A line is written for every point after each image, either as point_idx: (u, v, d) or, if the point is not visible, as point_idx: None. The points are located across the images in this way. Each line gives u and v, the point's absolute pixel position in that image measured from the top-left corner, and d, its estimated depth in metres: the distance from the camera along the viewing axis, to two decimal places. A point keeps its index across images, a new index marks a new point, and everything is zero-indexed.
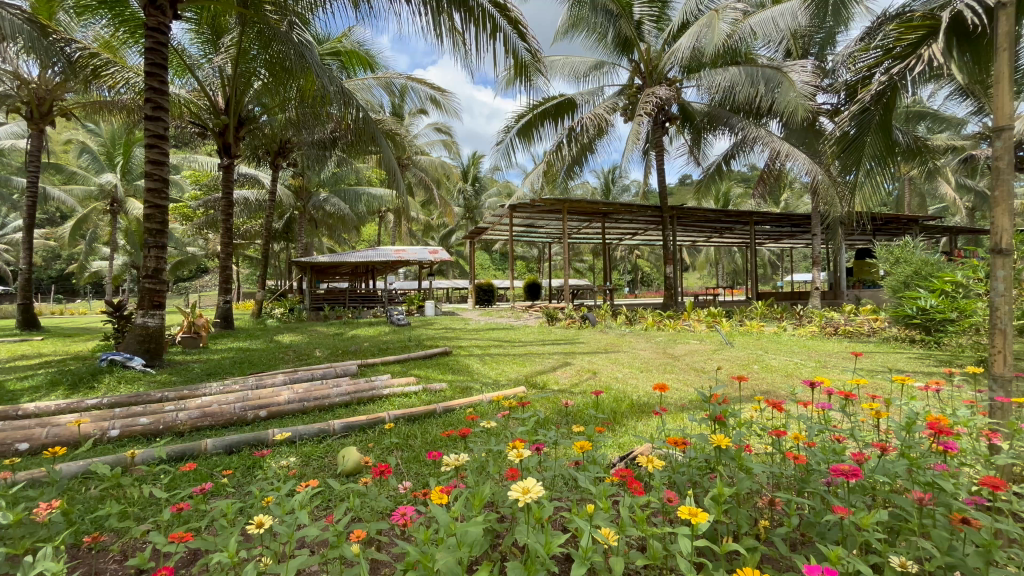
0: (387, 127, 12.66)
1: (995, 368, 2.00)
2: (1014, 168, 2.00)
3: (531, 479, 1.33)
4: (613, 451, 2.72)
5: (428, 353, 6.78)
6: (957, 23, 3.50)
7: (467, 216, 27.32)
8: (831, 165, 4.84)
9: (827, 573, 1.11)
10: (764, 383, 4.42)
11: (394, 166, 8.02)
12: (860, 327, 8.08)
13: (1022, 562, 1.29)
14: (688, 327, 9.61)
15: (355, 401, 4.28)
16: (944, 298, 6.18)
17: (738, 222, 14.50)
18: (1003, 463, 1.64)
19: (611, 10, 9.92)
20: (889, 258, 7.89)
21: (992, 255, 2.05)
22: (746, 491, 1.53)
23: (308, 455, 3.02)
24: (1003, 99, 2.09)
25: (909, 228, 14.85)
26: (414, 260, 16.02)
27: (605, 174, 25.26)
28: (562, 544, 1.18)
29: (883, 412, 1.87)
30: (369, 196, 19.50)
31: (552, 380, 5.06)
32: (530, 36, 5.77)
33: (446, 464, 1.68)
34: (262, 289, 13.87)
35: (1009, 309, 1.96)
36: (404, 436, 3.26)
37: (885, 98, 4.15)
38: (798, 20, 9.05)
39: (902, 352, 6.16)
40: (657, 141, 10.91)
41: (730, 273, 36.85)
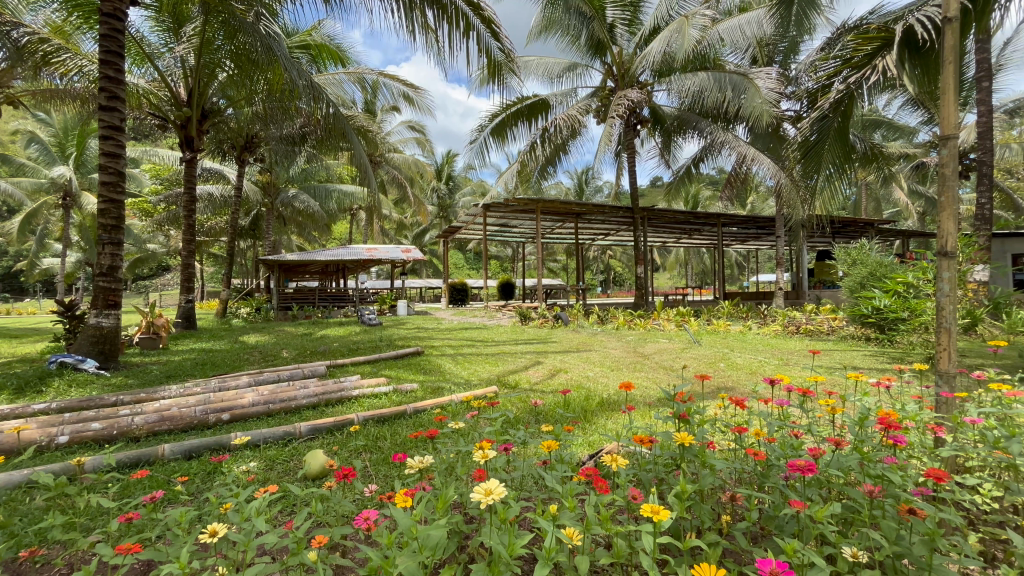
0: (358, 123, 12.41)
1: (941, 364, 2.08)
2: (958, 176, 2.13)
3: (494, 481, 1.32)
4: (583, 450, 2.74)
5: (399, 353, 6.70)
6: (909, 36, 3.67)
7: (441, 215, 27.12)
8: (794, 170, 5.01)
9: (779, 567, 1.14)
10: (729, 381, 4.53)
11: (366, 162, 7.88)
12: (820, 326, 8.39)
13: (963, 550, 1.35)
14: (657, 326, 9.79)
15: (323, 402, 4.18)
16: (896, 298, 6.52)
17: (706, 223, 14.87)
18: (947, 455, 1.72)
19: (584, 12, 10.00)
20: (847, 259, 8.24)
21: (939, 257, 2.16)
22: (708, 487, 1.56)
23: (272, 459, 2.93)
24: (949, 109, 2.20)
25: (866, 232, 15.52)
26: (386, 258, 15.77)
27: (578, 175, 25.52)
28: (525, 545, 1.17)
29: (839, 408, 1.93)
30: (340, 193, 19.10)
31: (524, 379, 5.07)
32: (504, 36, 5.75)
33: (411, 467, 1.65)
34: (227, 288, 13.39)
35: (954, 309, 2.07)
36: (372, 437, 3.21)
37: (843, 106, 4.34)
38: (763, 28, 9.37)
39: (859, 350, 6.43)
40: (629, 143, 11.09)
41: (698, 273, 37.89)
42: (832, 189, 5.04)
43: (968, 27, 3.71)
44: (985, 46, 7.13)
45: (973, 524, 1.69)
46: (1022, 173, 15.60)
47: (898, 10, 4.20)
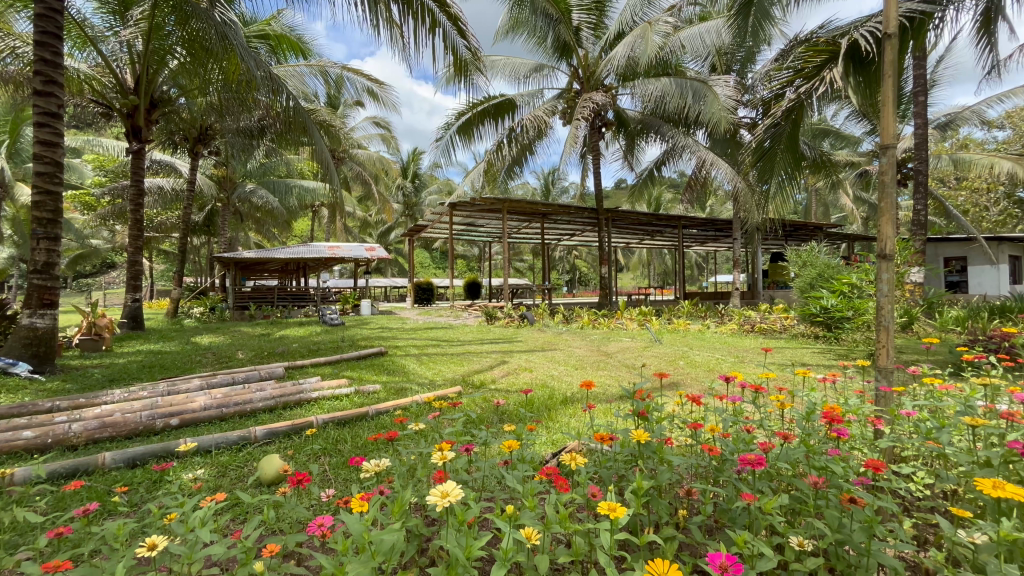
0: (320, 117, 12.07)
1: (880, 360, 2.20)
2: (896, 183, 2.27)
3: (451, 483, 1.30)
4: (546, 448, 2.75)
5: (362, 354, 6.55)
6: (853, 50, 3.89)
7: (406, 213, 26.70)
8: (749, 174, 5.20)
9: (728, 560, 1.18)
10: (688, 378, 4.67)
11: (328, 159, 7.68)
12: (773, 325, 8.76)
13: (899, 535, 1.43)
14: (620, 325, 9.99)
15: (281, 405, 4.03)
16: (842, 298, 6.98)
17: (668, 226, 15.29)
18: (886, 446, 1.82)
19: (551, 15, 10.07)
20: (799, 261, 8.66)
21: (879, 260, 2.29)
22: (665, 483, 1.60)
23: (224, 465, 2.80)
24: (888, 120, 2.34)
25: (815, 235, 16.33)
26: (349, 256, 15.38)
27: (545, 176, 25.74)
28: (483, 546, 1.15)
29: (788, 403, 2.01)
30: (301, 188, 18.53)
31: (489, 378, 5.06)
32: (470, 34, 5.71)
33: (367, 471, 1.62)
34: (178, 287, 12.72)
35: (892, 308, 2.20)
36: (332, 441, 3.11)
37: (794, 115, 4.55)
38: (722, 37, 9.71)
39: (808, 347, 6.76)
40: (594, 145, 11.27)
41: (660, 273, 38.93)
42: (785, 193, 5.27)
43: (906, 43, 3.96)
44: (922, 63, 7.64)
45: (909, 511, 1.80)
46: (953, 183, 16.84)
47: (845, 25, 4.42)
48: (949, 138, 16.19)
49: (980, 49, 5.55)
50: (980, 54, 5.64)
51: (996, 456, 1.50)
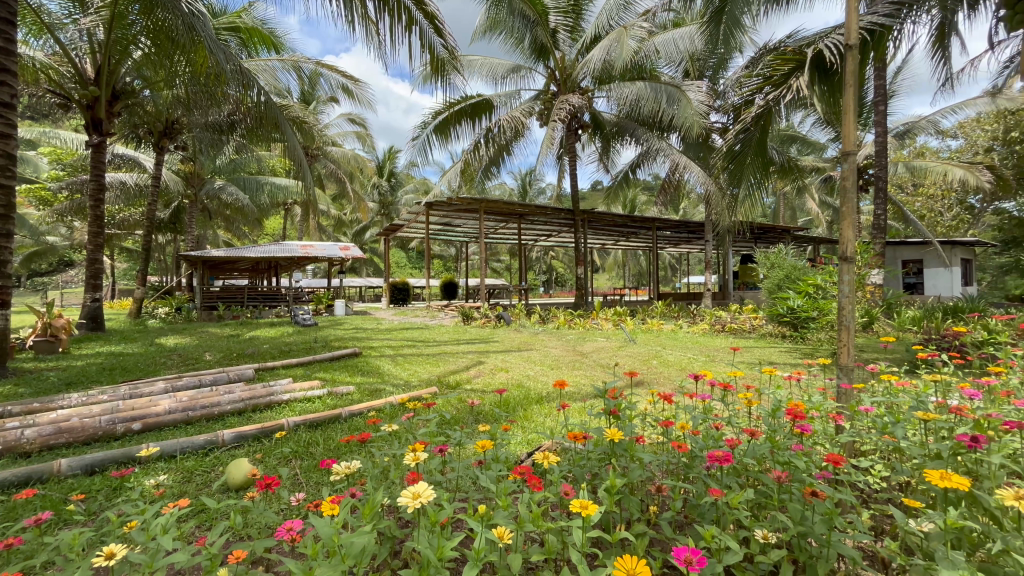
0: (293, 113, 11.80)
1: (842, 358, 2.28)
2: (857, 189, 2.37)
3: (423, 483, 1.29)
4: (521, 448, 2.76)
5: (335, 355, 6.43)
6: (818, 59, 4.03)
7: (382, 212, 26.37)
8: (720, 178, 5.34)
9: (694, 554, 1.21)
10: (660, 376, 4.75)
11: (301, 156, 7.57)
12: (743, 324, 8.99)
13: (858, 527, 1.49)
14: (596, 325, 10.10)
15: (250, 408, 3.93)
16: (807, 298, 7.26)
17: (642, 227, 15.55)
18: (846, 441, 1.89)
19: (528, 16, 10.11)
20: (767, 262, 8.93)
21: (841, 262, 2.38)
22: (636, 480, 1.63)
23: (190, 471, 2.71)
24: (849, 127, 2.45)
25: (783, 238, 16.86)
26: (323, 256, 15.09)
27: (522, 177, 25.84)
28: (454, 547, 1.15)
29: (755, 401, 2.07)
30: (273, 185, 18.10)
31: (465, 379, 5.05)
32: (447, 33, 5.68)
33: (337, 473, 1.60)
34: (141, 286, 12.23)
35: (852, 309, 2.29)
36: (303, 444, 3.05)
37: (762, 121, 4.68)
38: (694, 44, 9.93)
39: (776, 346, 6.97)
40: (571, 147, 11.35)
41: (635, 274, 39.56)
42: (754, 196, 5.42)
43: (867, 55, 4.13)
44: (882, 74, 7.97)
45: (866, 503, 1.87)
46: (910, 189, 17.61)
47: (812, 36, 4.58)
48: (907, 146, 16.96)
49: (936, 63, 5.83)
50: (935, 66, 5.92)
51: (945, 447, 1.58)
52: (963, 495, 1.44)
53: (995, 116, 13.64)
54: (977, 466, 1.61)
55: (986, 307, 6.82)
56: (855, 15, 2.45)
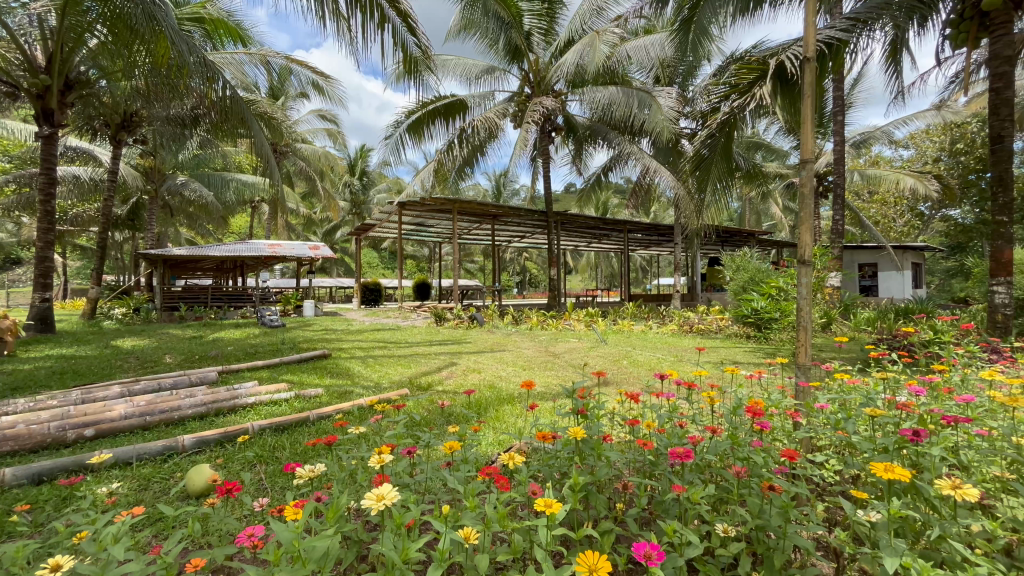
0: (260, 108, 11.46)
1: (800, 357, 2.37)
2: (814, 195, 2.48)
3: (387, 485, 1.28)
4: (491, 448, 2.77)
5: (303, 356, 6.28)
6: (780, 70, 4.19)
7: (353, 211, 25.90)
8: (688, 183, 5.48)
9: (652, 548, 1.24)
10: (628, 376, 4.85)
11: (268, 153, 7.58)
12: (709, 325, 9.24)
13: (812, 518, 1.56)
14: (568, 326, 10.21)
15: (213, 412, 3.80)
16: (770, 300, 7.57)
17: (614, 230, 15.78)
18: (803, 438, 1.98)
19: (502, 18, 10.13)
20: (733, 265, 9.22)
21: (800, 265, 2.48)
22: (602, 478, 1.67)
23: (147, 478, 2.60)
24: (807, 137, 2.55)
25: (748, 241, 17.42)
26: (291, 255, 14.73)
27: (496, 177, 25.85)
28: (419, 548, 1.14)
29: (717, 399, 2.14)
30: (239, 182, 17.54)
31: (436, 380, 5.00)
32: (420, 32, 5.64)
33: (301, 476, 1.57)
34: (96, 285, 11.65)
35: (810, 310, 2.40)
36: (268, 448, 2.97)
37: (728, 127, 4.83)
38: (664, 51, 10.16)
39: (741, 346, 7.20)
40: (544, 149, 11.42)
41: (607, 275, 40.15)
42: (720, 201, 5.59)
43: (825, 67, 4.32)
44: (840, 86, 8.35)
45: (821, 495, 1.95)
46: (865, 197, 18.47)
47: (775, 47, 4.76)
48: (863, 155, 17.79)
49: (888, 76, 6.14)
50: (888, 80, 6.24)
51: (891, 441, 1.67)
52: (907, 487, 1.53)
53: (942, 128, 14.45)
54: (920, 458, 1.70)
55: (933, 308, 7.21)
56: (812, 29, 2.56)
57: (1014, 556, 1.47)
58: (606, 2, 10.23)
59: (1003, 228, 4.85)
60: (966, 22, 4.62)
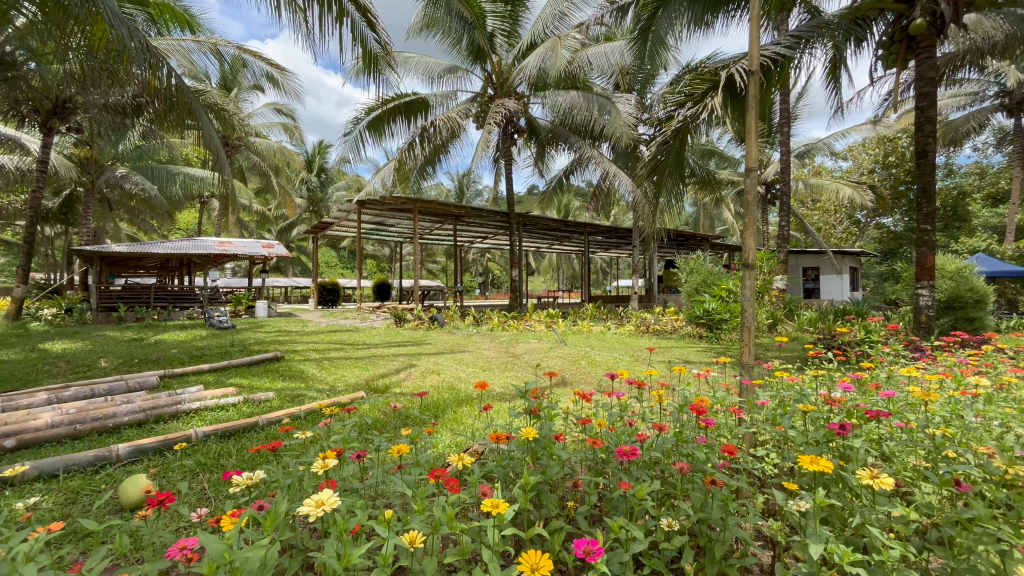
0: (210, 99, 10.92)
1: (744, 357, 2.46)
2: (758, 203, 2.60)
3: (326, 491, 1.25)
4: (447, 450, 2.74)
5: (254, 359, 6.02)
6: (730, 83, 4.37)
7: (310, 209, 25.10)
8: (644, 187, 5.63)
9: (593, 545, 1.26)
10: (582, 375, 4.95)
11: (217, 145, 7.33)
12: (665, 325, 9.55)
13: (749, 509, 1.64)
14: (529, 327, 10.30)
15: (153, 419, 3.59)
16: (720, 301, 7.92)
17: (575, 232, 16.02)
18: (744, 433, 2.07)
19: (466, 18, 10.10)
20: (687, 268, 9.56)
21: (743, 269, 2.60)
22: (552, 476, 1.69)
23: (75, 491, 2.42)
24: (752, 146, 2.68)
25: (702, 245, 18.11)
26: (243, 253, 14.11)
27: (459, 178, 25.72)
28: (361, 554, 1.11)
29: (666, 398, 2.21)
30: (187, 176, 16.64)
31: (394, 382, 4.92)
32: (380, 27, 5.54)
33: (237, 484, 1.51)
34: (22, 283, 10.75)
35: (753, 311, 2.52)
36: (213, 455, 2.84)
37: (682, 135, 4.99)
38: (623, 58, 10.43)
39: (693, 346, 7.51)
40: (507, 151, 11.45)
41: (568, 277, 40.71)
42: (675, 205, 5.77)
43: (771, 81, 4.55)
44: (787, 99, 8.81)
45: (761, 488, 2.05)
46: (809, 205, 19.57)
47: (727, 59, 4.98)
48: (807, 165, 18.86)
49: (829, 92, 6.52)
50: (829, 95, 6.62)
51: (820, 434, 1.78)
52: (834, 477, 1.64)
53: (877, 141, 15.52)
54: (846, 450, 1.83)
55: (867, 310, 7.73)
56: (756, 44, 2.68)
57: (925, 536, 1.60)
58: (568, 7, 10.37)
59: (926, 235, 5.26)
60: (896, 44, 5.06)
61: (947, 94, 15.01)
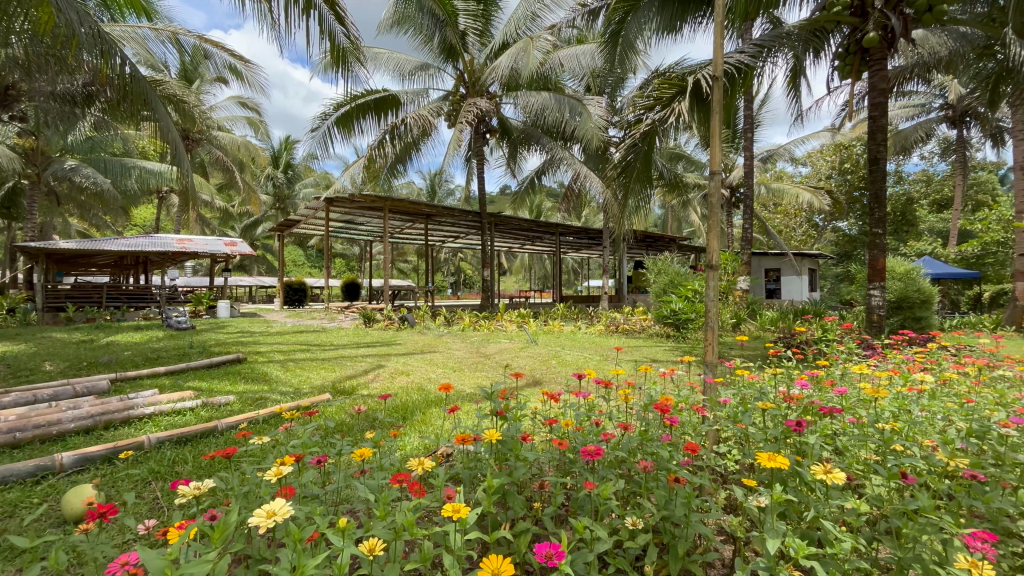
0: (169, 90, 10.44)
1: (708, 355, 2.51)
2: (722, 205, 2.66)
3: (279, 501, 1.21)
4: (414, 453, 2.69)
5: (214, 361, 5.78)
6: (696, 89, 4.47)
7: (276, 206, 24.39)
8: (613, 189, 5.70)
9: (554, 549, 1.26)
10: (551, 375, 4.97)
11: (176, 139, 7.02)
12: (634, 325, 9.69)
13: (710, 505, 1.66)
14: (500, 327, 10.28)
15: (102, 425, 3.39)
16: (687, 302, 8.13)
17: (546, 232, 16.09)
18: (706, 431, 2.11)
19: (437, 15, 10.00)
20: (655, 269, 9.74)
21: (708, 270, 2.66)
22: (518, 477, 1.68)
23: (13, 505, 2.26)
24: (717, 149, 2.73)
25: (670, 246, 18.53)
26: (203, 251, 13.57)
27: (431, 176, 25.49)
28: (317, 564, 1.07)
29: (632, 399, 2.23)
30: (142, 170, 15.70)
31: (362, 384, 4.81)
32: (349, 22, 5.44)
33: (184, 494, 1.43)
34: None
35: (716, 311, 2.57)
36: (167, 463, 2.70)
37: (649, 139, 5.08)
38: (594, 61, 10.55)
39: (661, 345, 7.66)
40: (479, 150, 11.40)
41: (540, 277, 40.97)
42: (643, 207, 5.88)
43: (736, 88, 4.68)
44: (750, 105, 9.10)
45: (723, 484, 2.10)
46: (771, 209, 20.28)
47: (694, 66, 5.09)
48: (769, 170, 19.53)
49: (789, 100, 6.76)
50: (790, 102, 6.86)
51: (779, 431, 1.84)
52: (791, 472, 1.70)
53: (834, 148, 16.23)
54: (803, 445, 1.89)
55: (824, 309, 8.06)
56: (721, 51, 2.74)
57: (877, 526, 1.65)
58: (541, 9, 10.41)
59: (878, 239, 5.52)
60: (850, 56, 5.28)
61: (897, 104, 15.81)
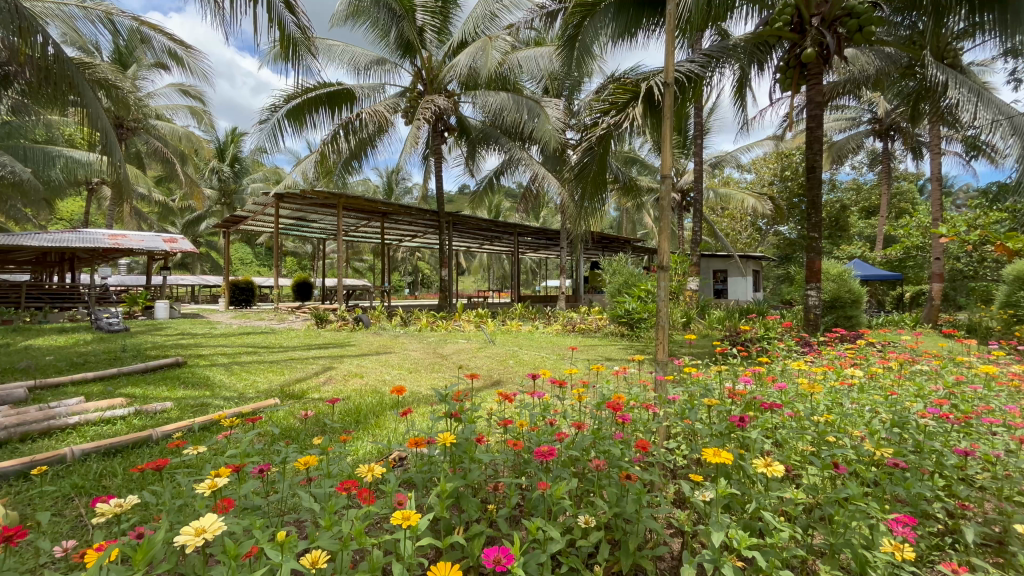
0: (100, 74, 9.65)
1: (659, 354, 2.58)
2: (671, 208, 2.74)
3: (210, 517, 1.14)
4: (364, 458, 2.60)
5: (150, 366, 5.40)
6: (648, 95, 4.60)
7: (222, 201, 23.15)
8: (569, 190, 5.74)
9: (502, 553, 1.25)
10: (508, 376, 4.97)
11: (107, 127, 6.52)
12: (590, 325, 9.85)
13: (659, 499, 1.70)
14: (458, 326, 10.22)
15: (17, 437, 3.07)
16: (640, 301, 8.37)
17: (504, 232, 16.09)
18: (657, 427, 2.16)
19: (393, 10, 9.79)
20: (610, 269, 9.94)
21: (659, 271, 2.73)
22: (470, 479, 1.66)
23: None
24: (667, 154, 2.81)
25: (625, 247, 19.02)
26: (139, 247, 12.66)
27: (387, 174, 24.96)
28: None
29: (585, 398, 2.26)
30: (68, 159, 14.14)
31: (313, 388, 4.63)
32: (300, 11, 5.23)
33: (106, 511, 1.31)
34: None
35: (667, 310, 2.64)
36: (93, 477, 2.49)
37: (605, 142, 5.16)
38: (552, 63, 10.65)
39: (616, 344, 7.83)
40: (436, 148, 11.25)
41: (500, 278, 41.10)
42: (598, 209, 5.98)
43: (686, 96, 4.84)
44: (700, 112, 9.46)
45: (673, 478, 2.16)
46: (718, 212, 21.22)
47: (648, 72, 5.22)
48: (718, 176, 20.42)
49: (736, 109, 7.06)
50: (736, 111, 7.16)
51: (724, 427, 1.92)
52: (734, 465, 1.77)
53: (776, 156, 17.13)
54: (745, 439, 1.98)
55: (766, 309, 8.50)
56: (671, 59, 2.82)
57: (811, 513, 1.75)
58: (499, 8, 10.34)
59: (814, 242, 5.87)
60: (791, 70, 5.56)
61: (832, 117, 16.89)
